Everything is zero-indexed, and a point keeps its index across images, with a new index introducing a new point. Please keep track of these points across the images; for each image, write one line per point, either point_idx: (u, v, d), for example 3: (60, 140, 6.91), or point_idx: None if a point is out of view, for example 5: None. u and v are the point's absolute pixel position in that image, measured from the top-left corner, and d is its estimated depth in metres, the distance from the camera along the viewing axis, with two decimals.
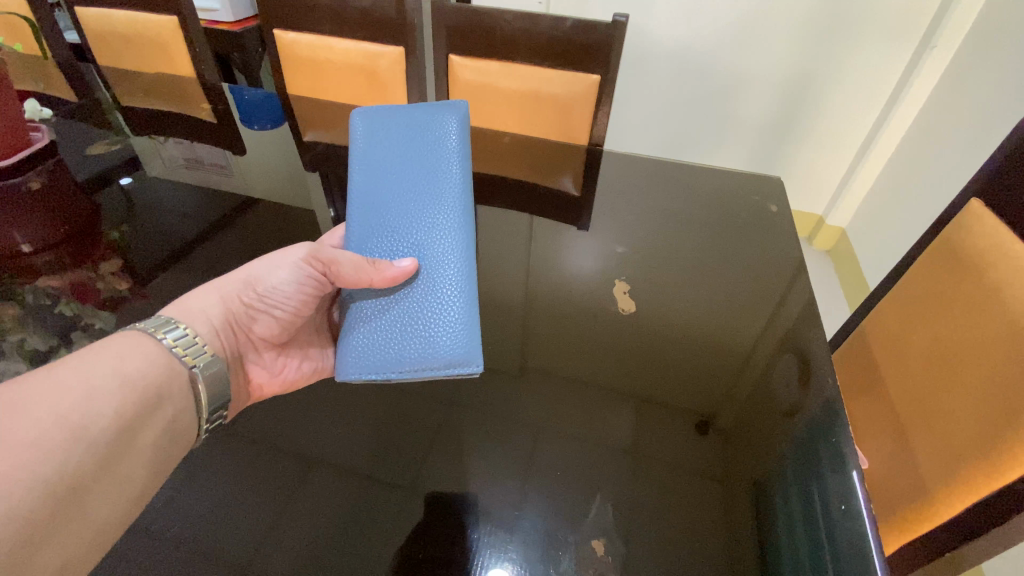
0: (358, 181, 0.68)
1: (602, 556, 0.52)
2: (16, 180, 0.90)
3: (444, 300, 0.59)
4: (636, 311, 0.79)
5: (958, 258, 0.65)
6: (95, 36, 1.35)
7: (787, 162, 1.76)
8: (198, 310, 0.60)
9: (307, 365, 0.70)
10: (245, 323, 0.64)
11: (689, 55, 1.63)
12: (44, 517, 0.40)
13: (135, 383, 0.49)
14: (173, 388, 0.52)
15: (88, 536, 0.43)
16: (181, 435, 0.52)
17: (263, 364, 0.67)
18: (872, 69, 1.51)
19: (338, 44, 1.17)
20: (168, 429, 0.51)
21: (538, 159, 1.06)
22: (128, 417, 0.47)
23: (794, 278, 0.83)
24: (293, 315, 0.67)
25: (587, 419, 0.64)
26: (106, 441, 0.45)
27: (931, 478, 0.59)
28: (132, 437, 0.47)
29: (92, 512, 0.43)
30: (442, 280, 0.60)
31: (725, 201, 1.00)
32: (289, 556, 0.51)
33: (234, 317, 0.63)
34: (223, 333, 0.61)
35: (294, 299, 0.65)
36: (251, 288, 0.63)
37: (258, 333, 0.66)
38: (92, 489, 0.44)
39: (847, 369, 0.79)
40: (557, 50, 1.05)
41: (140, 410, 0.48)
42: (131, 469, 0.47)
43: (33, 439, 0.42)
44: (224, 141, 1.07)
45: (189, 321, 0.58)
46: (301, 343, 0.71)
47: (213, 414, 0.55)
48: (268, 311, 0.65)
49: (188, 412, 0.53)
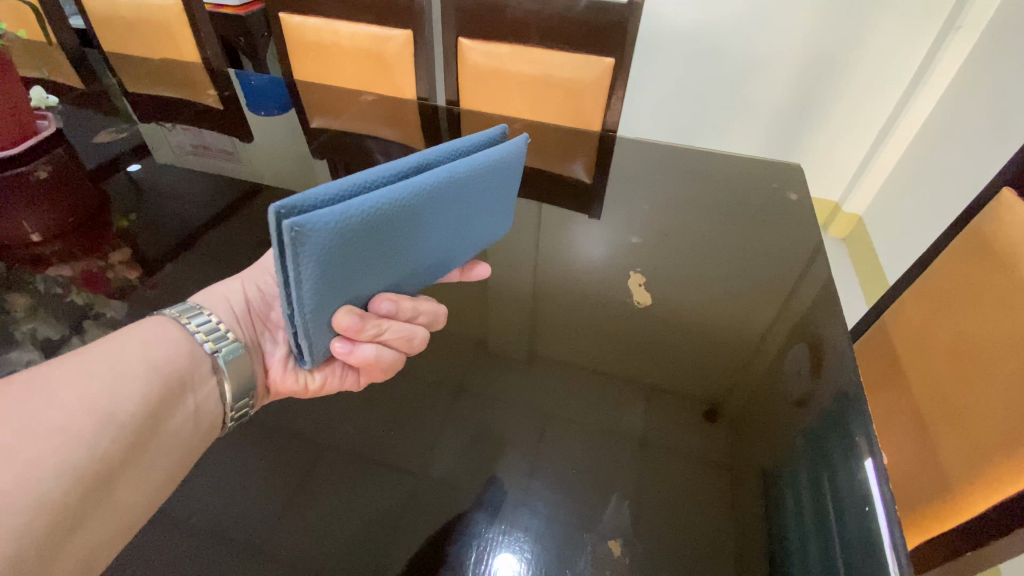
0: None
1: (618, 556, 0.50)
2: (23, 168, 0.89)
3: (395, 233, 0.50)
4: (652, 302, 0.78)
5: (988, 249, 0.63)
6: (98, 20, 1.34)
7: (803, 146, 1.72)
8: (219, 296, 0.62)
9: None
10: (263, 311, 0.65)
11: (704, 36, 1.57)
12: (74, 503, 0.40)
13: (160, 370, 0.49)
14: (196, 375, 0.51)
15: (117, 523, 0.43)
16: (206, 423, 0.52)
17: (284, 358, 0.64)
18: (894, 51, 1.46)
19: (346, 27, 1.15)
20: (194, 416, 0.50)
21: (550, 146, 1.04)
22: (154, 403, 0.47)
23: (811, 266, 0.81)
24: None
25: (601, 411, 0.63)
26: (134, 426, 0.45)
27: (954, 473, 0.58)
28: (159, 424, 0.47)
29: (120, 498, 0.43)
30: None
31: (742, 188, 0.98)
32: (303, 551, 0.50)
33: (253, 303, 0.64)
34: (243, 318, 0.62)
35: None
36: (268, 275, 0.67)
37: (277, 322, 0.65)
38: (121, 475, 0.43)
39: (868, 361, 0.78)
40: (570, 33, 1.03)
41: (166, 396, 0.48)
42: (155, 457, 0.46)
43: (60, 422, 0.41)
44: (231, 128, 1.06)
45: (211, 305, 0.60)
46: None
47: (237, 405, 0.54)
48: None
49: (214, 401, 0.53)
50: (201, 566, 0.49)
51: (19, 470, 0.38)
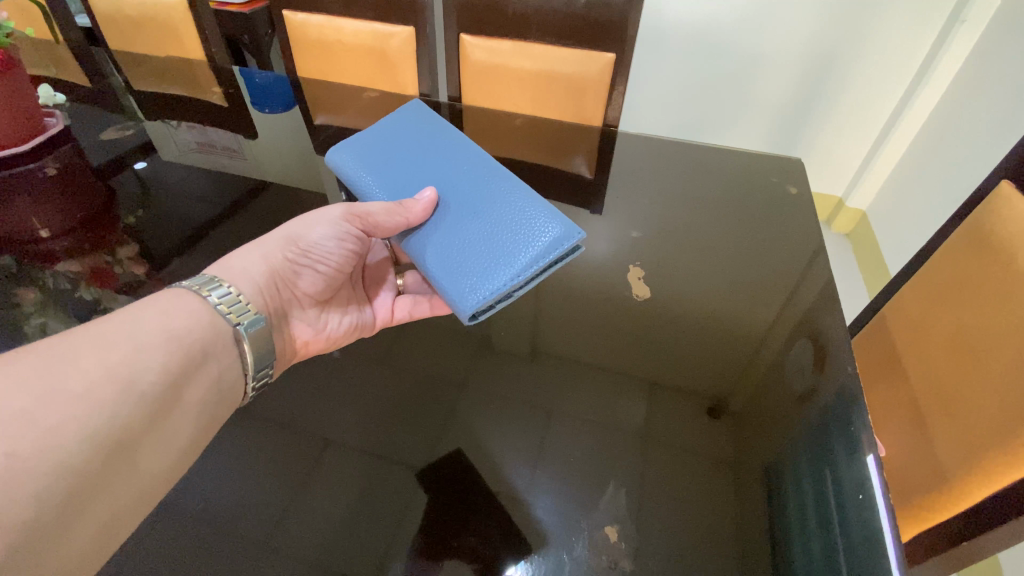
0: (387, 178, 0.73)
1: (614, 542, 0.52)
2: (33, 165, 0.91)
3: (517, 273, 0.60)
4: (651, 295, 0.78)
5: (989, 243, 0.62)
6: (103, 19, 1.35)
7: (807, 142, 1.71)
8: (241, 270, 0.61)
9: (348, 321, 0.72)
10: (287, 281, 0.66)
11: (707, 32, 1.57)
12: (94, 472, 0.41)
13: (181, 340, 0.50)
14: (218, 346, 0.52)
15: (141, 487, 0.45)
16: (226, 393, 0.53)
17: (306, 321, 0.68)
18: (901, 44, 1.44)
19: (348, 24, 1.15)
20: (215, 385, 0.52)
21: (551, 140, 1.04)
22: (173, 373, 0.48)
23: (811, 260, 0.82)
24: (332, 273, 0.70)
25: (603, 404, 0.64)
26: (155, 396, 0.46)
27: (950, 463, 0.59)
28: (180, 393, 0.48)
29: (144, 465, 0.45)
30: (531, 216, 0.64)
31: (744, 182, 0.98)
32: (307, 539, 0.52)
33: (278, 274, 0.64)
34: (268, 291, 0.63)
35: (333, 255, 0.69)
36: (293, 245, 0.65)
37: (303, 289, 0.68)
38: (144, 443, 0.45)
39: (866, 355, 0.78)
40: (572, 28, 1.03)
41: (186, 365, 0.49)
42: (179, 425, 0.48)
43: (82, 390, 0.42)
44: (235, 125, 1.07)
45: (232, 280, 0.60)
46: (340, 301, 0.74)
47: (258, 372, 0.56)
48: (311, 267, 0.67)
49: (235, 370, 0.54)
50: (211, 553, 0.50)
51: (41, 441, 0.39)
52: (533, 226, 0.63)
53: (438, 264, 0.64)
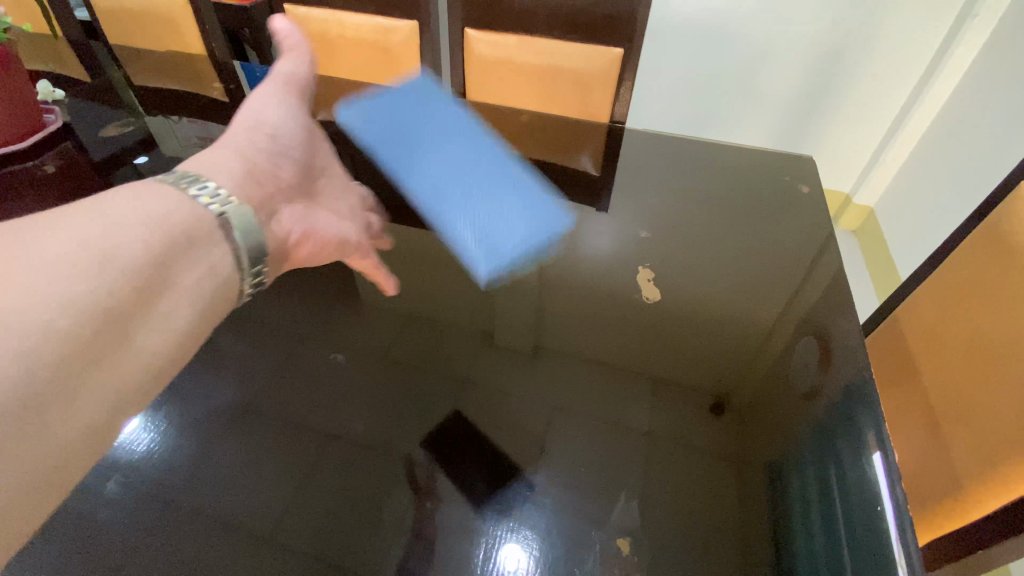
0: (390, 137, 0.71)
1: (626, 555, 0.50)
2: (32, 162, 0.90)
3: (536, 241, 0.64)
4: (661, 298, 0.77)
5: (1007, 244, 0.61)
6: (102, 14, 1.33)
7: (815, 138, 1.69)
8: (212, 164, 0.48)
9: (336, 224, 0.62)
10: (269, 171, 0.53)
11: (713, 26, 1.54)
12: (65, 385, 0.32)
13: (159, 220, 0.40)
14: (206, 233, 0.42)
15: (130, 377, 0.37)
16: (223, 285, 0.44)
17: (295, 218, 0.56)
18: (912, 38, 1.42)
19: (351, 19, 1.14)
20: (208, 274, 0.42)
21: (557, 136, 1.02)
22: (157, 252, 0.38)
23: (821, 259, 0.81)
24: (305, 163, 0.59)
25: (609, 404, 0.62)
26: (134, 284, 0.37)
27: (967, 470, 0.58)
28: (164, 284, 0.39)
29: (131, 348, 0.37)
30: (537, 189, 0.69)
31: (753, 180, 0.96)
32: (312, 546, 0.50)
33: (254, 165, 0.52)
34: (249, 185, 0.49)
35: (298, 142, 0.58)
36: (258, 131, 0.55)
37: (286, 182, 0.55)
38: (129, 323, 0.37)
39: (879, 357, 0.77)
40: (578, 23, 1.02)
41: (169, 252, 0.39)
42: (168, 310, 0.39)
43: (39, 280, 0.32)
44: (237, 120, 1.06)
45: (206, 174, 0.47)
46: (324, 203, 0.63)
47: (253, 269, 0.47)
48: (285, 155, 0.56)
49: (230, 262, 0.44)
50: (214, 561, 0.49)
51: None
52: (539, 197, 0.68)
53: (455, 217, 0.65)
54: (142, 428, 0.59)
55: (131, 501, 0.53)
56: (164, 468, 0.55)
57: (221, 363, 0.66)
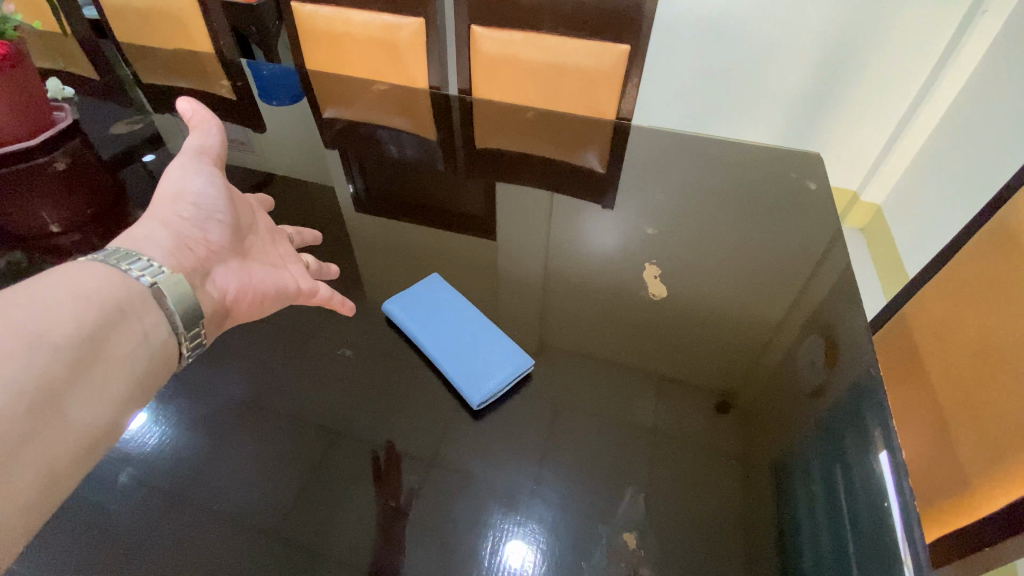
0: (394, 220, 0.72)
1: (633, 549, 0.50)
2: (42, 160, 0.91)
3: (470, 378, 0.61)
4: (667, 294, 0.77)
5: (1015, 242, 0.61)
6: (111, 12, 1.34)
7: (821, 135, 1.68)
8: (145, 239, 0.54)
9: (271, 274, 0.64)
10: (199, 239, 0.58)
11: (720, 22, 1.54)
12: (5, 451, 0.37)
13: (91, 299, 0.45)
14: (136, 302, 0.47)
15: (74, 444, 0.41)
16: (159, 352, 0.48)
17: (232, 275, 0.60)
18: (921, 34, 1.41)
19: (357, 16, 1.14)
20: (142, 341, 0.47)
21: (563, 133, 1.02)
22: (90, 329, 0.43)
23: (829, 257, 0.80)
24: (235, 224, 0.63)
25: (614, 400, 0.63)
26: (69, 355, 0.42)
27: (976, 468, 0.57)
28: (100, 352, 0.44)
29: (73, 417, 0.41)
30: (492, 349, 0.64)
31: (760, 177, 0.96)
32: (319, 539, 0.51)
33: (184, 235, 0.56)
34: (180, 255, 0.54)
35: (225, 203, 0.62)
36: (181, 200, 0.58)
37: (216, 244, 0.59)
38: (69, 395, 0.41)
39: (887, 355, 0.77)
40: (585, 20, 1.02)
41: (102, 324, 0.44)
42: (107, 379, 0.44)
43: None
44: (244, 118, 1.06)
45: (138, 248, 0.52)
46: (261, 257, 0.66)
47: (191, 332, 0.51)
48: (211, 219, 0.60)
49: (163, 327, 0.49)
50: (221, 553, 0.49)
51: None
52: (492, 350, 0.64)
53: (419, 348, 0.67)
54: (151, 423, 0.59)
55: (138, 494, 0.53)
56: (173, 462, 0.56)
57: (228, 358, 0.66)
